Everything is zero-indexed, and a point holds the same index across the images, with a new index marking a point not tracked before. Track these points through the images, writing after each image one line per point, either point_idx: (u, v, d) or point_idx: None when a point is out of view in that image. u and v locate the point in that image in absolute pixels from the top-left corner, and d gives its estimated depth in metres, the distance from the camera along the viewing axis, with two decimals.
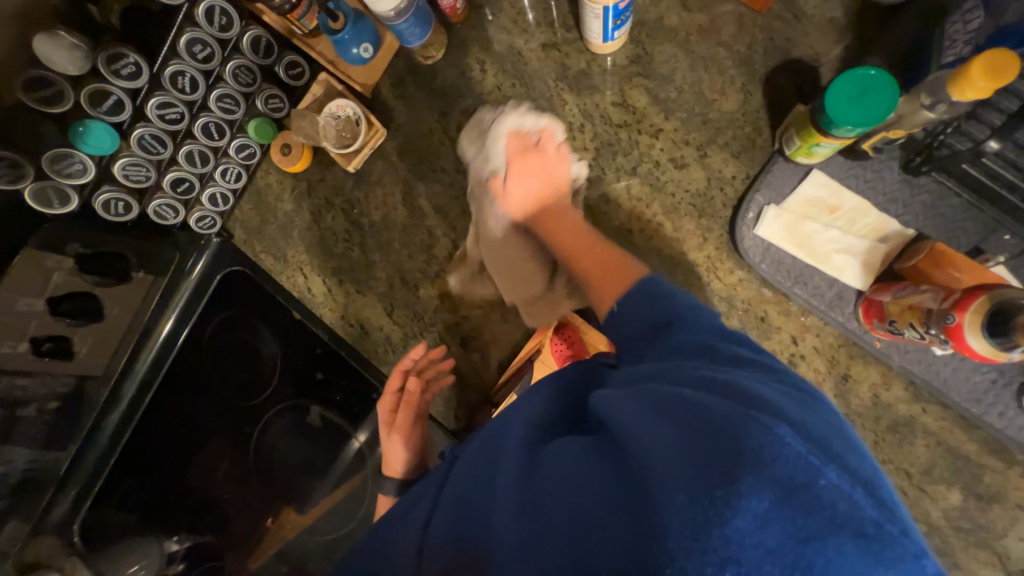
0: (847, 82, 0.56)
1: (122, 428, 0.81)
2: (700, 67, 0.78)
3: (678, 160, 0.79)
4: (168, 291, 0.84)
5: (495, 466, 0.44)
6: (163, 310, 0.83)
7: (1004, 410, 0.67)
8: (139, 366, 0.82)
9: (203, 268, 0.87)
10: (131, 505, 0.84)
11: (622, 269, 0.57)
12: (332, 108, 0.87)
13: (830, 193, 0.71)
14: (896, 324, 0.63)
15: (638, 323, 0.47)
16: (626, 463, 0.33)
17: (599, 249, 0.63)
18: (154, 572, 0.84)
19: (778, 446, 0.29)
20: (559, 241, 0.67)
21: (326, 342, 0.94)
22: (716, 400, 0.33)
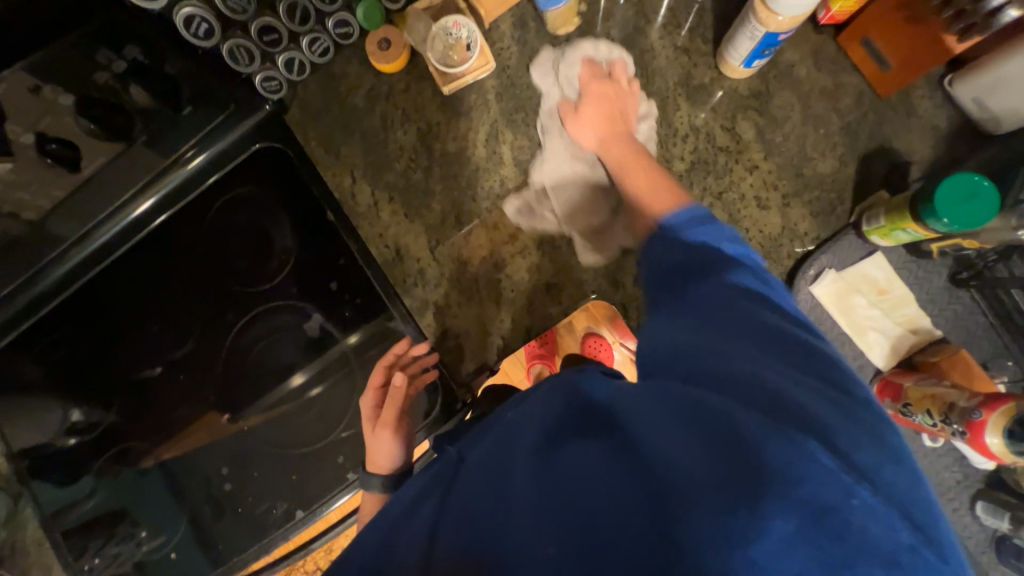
0: (956, 183, 0.61)
1: (75, 280, 0.77)
2: (809, 124, 0.82)
3: (761, 201, 0.82)
4: (159, 175, 0.76)
5: (509, 441, 0.43)
6: (150, 187, 0.76)
7: (958, 508, 0.75)
8: (107, 232, 0.76)
9: (204, 163, 0.77)
10: (53, 357, 0.82)
11: (671, 192, 0.62)
12: (448, 23, 0.82)
13: (885, 276, 0.77)
14: (910, 407, 0.69)
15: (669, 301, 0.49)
16: (651, 461, 0.33)
17: (655, 174, 0.68)
18: (49, 436, 0.83)
19: (804, 468, 0.30)
20: (616, 154, 0.74)
21: (354, 254, 0.85)
22: (742, 412, 0.34)
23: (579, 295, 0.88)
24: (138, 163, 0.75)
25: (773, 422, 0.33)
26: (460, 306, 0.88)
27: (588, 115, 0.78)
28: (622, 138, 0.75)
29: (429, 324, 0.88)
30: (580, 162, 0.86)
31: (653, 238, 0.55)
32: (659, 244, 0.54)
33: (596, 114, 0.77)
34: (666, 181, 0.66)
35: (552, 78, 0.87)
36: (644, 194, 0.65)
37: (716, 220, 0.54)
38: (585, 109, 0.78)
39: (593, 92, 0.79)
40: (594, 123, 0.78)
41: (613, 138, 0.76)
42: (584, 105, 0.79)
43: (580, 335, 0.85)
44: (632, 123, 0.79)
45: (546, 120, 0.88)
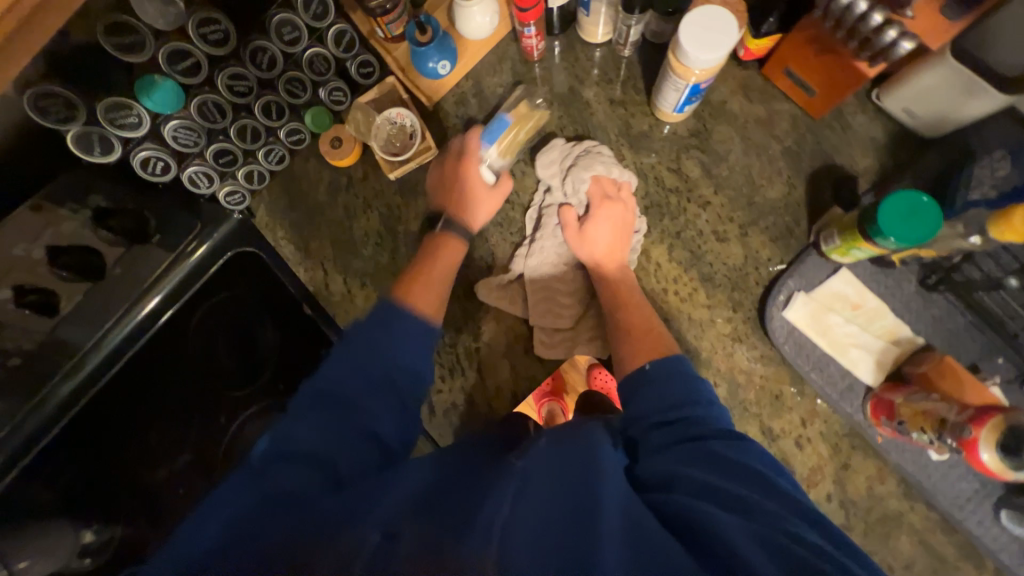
0: (899, 201, 0.62)
1: (88, 388, 0.76)
2: (752, 153, 0.84)
3: (720, 234, 0.83)
4: (164, 270, 0.79)
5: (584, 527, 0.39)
6: (153, 287, 0.79)
7: (982, 519, 0.72)
8: (114, 337, 0.77)
9: (206, 251, 0.82)
10: (66, 476, 0.77)
11: (663, 344, 0.67)
12: (391, 113, 0.85)
13: (855, 291, 0.77)
14: (905, 425, 0.68)
15: (698, 441, 0.50)
16: None
17: (643, 312, 0.73)
18: (57, 563, 0.75)
19: None
20: (609, 277, 0.77)
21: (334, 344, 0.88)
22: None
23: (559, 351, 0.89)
24: (135, 275, 0.77)
25: None
26: (444, 380, 0.88)
27: (591, 233, 0.80)
28: (619, 267, 0.78)
29: None
30: (563, 268, 0.86)
31: (659, 366, 0.59)
32: (653, 389, 0.57)
33: (598, 236, 0.79)
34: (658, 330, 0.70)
35: (561, 172, 0.86)
36: (637, 334, 0.69)
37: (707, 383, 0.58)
38: (590, 227, 0.80)
39: (600, 209, 0.81)
40: (600, 242, 0.79)
41: (612, 266, 0.79)
42: (594, 224, 0.80)
43: (584, 368, 0.88)
44: (628, 249, 0.81)
45: (547, 217, 0.87)
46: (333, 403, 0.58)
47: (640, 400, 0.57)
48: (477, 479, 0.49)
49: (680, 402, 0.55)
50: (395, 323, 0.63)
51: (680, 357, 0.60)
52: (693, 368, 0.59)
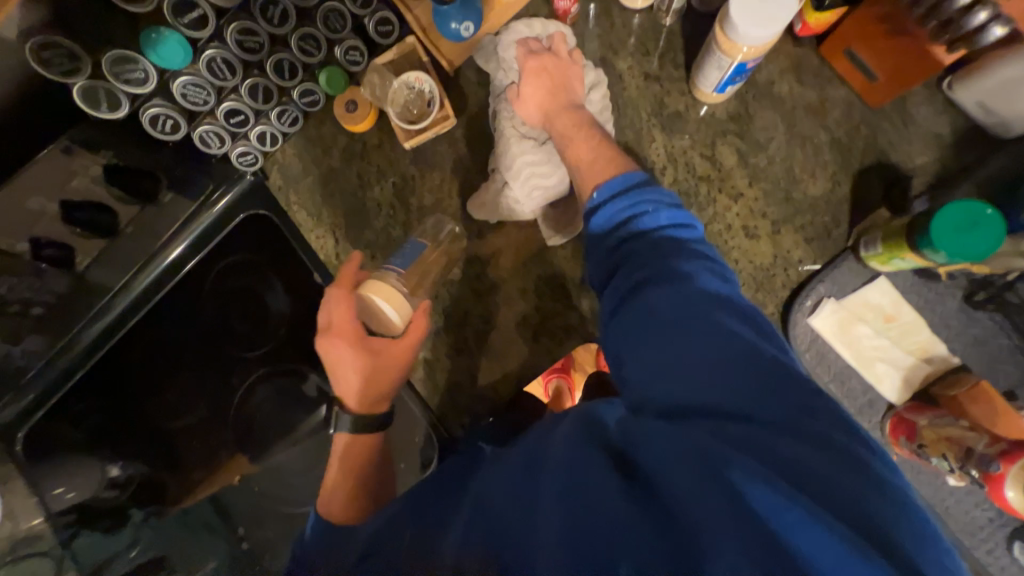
0: (956, 210, 0.56)
1: (111, 335, 0.79)
2: (796, 143, 0.76)
3: (750, 230, 0.77)
4: (185, 224, 0.80)
5: (533, 465, 0.43)
6: (173, 240, 0.80)
7: (992, 548, 0.69)
8: (139, 283, 0.79)
9: (227, 207, 0.82)
10: (89, 421, 0.81)
11: (608, 163, 0.61)
12: (409, 78, 0.81)
13: (890, 302, 0.71)
14: (925, 449, 0.65)
15: (641, 313, 0.46)
16: (680, 520, 0.34)
17: (600, 144, 0.64)
18: (89, 492, 0.80)
19: (817, 544, 0.31)
20: (560, 124, 0.69)
21: None
22: (758, 471, 0.34)
23: (568, 338, 0.86)
24: (152, 229, 0.79)
25: (797, 491, 0.33)
26: (448, 359, 0.87)
27: (530, 93, 0.71)
28: (566, 108, 0.69)
29: (419, 380, 0.87)
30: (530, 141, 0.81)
31: (592, 209, 0.57)
32: (630, 250, 0.52)
33: (536, 90, 0.70)
34: (610, 151, 0.63)
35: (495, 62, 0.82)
36: (583, 168, 0.63)
37: (664, 196, 0.55)
38: (525, 87, 0.71)
39: (532, 68, 0.71)
40: (538, 103, 0.71)
41: (562, 109, 0.70)
42: (526, 83, 0.72)
43: (593, 348, 0.84)
44: (579, 92, 0.73)
45: (497, 102, 0.83)
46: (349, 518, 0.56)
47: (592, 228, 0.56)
48: (453, 487, 0.51)
49: (638, 256, 0.51)
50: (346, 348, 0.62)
51: (637, 190, 0.55)
52: (641, 178, 0.56)
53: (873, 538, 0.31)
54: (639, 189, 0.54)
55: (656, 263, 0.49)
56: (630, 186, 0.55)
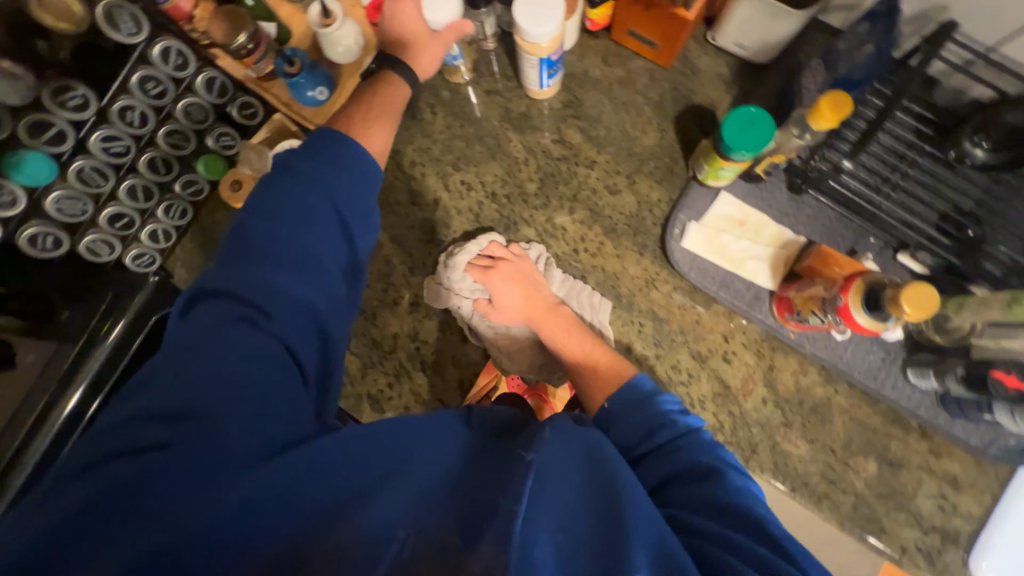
0: (738, 116, 0.70)
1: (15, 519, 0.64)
2: (622, 110, 0.91)
3: (612, 187, 0.89)
4: (81, 357, 0.71)
5: (585, 512, 0.43)
6: (70, 382, 0.70)
7: (895, 383, 0.78)
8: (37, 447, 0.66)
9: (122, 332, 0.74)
10: None
11: (613, 361, 0.72)
12: (284, 147, 0.89)
13: (737, 210, 0.84)
14: (802, 313, 0.75)
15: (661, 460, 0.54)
16: None
17: (599, 345, 0.76)
18: None
19: None
20: (550, 328, 0.81)
21: None
22: None
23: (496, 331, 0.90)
24: (57, 363, 0.70)
25: None
26: (391, 387, 0.89)
27: (510, 304, 0.84)
28: (555, 314, 0.82)
29: (368, 416, 0.88)
30: (511, 334, 0.88)
31: (612, 402, 0.61)
32: (626, 414, 0.59)
33: (518, 304, 0.83)
34: (610, 353, 0.75)
35: (450, 292, 0.88)
36: (594, 367, 0.73)
37: (667, 395, 0.60)
38: (499, 297, 0.84)
39: (496, 281, 0.84)
40: (517, 302, 0.83)
41: (547, 312, 0.82)
42: (501, 291, 0.84)
43: None
44: (546, 285, 0.85)
45: (464, 305, 0.87)
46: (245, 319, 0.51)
47: (613, 432, 0.59)
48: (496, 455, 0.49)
49: (653, 427, 0.57)
50: (342, 163, 0.59)
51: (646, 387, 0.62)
52: (652, 386, 0.61)
53: None
54: (649, 390, 0.60)
55: (663, 426, 0.57)
56: (651, 397, 0.60)
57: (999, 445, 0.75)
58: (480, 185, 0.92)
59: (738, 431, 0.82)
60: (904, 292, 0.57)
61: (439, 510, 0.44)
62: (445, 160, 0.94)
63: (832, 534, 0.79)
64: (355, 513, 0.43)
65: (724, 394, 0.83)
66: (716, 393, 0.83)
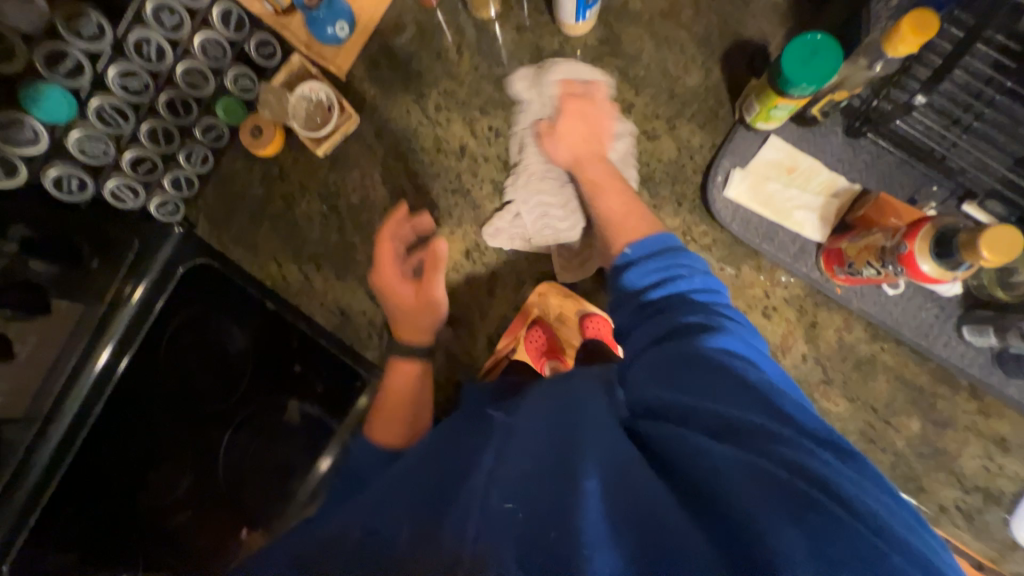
0: (797, 47, 0.63)
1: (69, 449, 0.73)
2: (663, 47, 0.84)
3: (649, 133, 0.84)
4: (108, 316, 0.76)
5: (537, 444, 0.46)
6: (101, 338, 0.75)
7: (948, 341, 0.74)
8: (74, 396, 0.73)
9: (144, 295, 0.78)
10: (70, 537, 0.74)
11: (639, 218, 0.66)
12: (304, 90, 0.85)
13: (787, 155, 0.78)
14: (854, 265, 0.70)
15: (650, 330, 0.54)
16: (687, 483, 0.40)
17: (630, 201, 0.71)
18: None
19: (787, 484, 0.36)
20: (593, 173, 0.75)
21: (305, 333, 0.90)
22: (722, 445, 0.40)
23: (524, 284, 0.87)
24: (89, 314, 0.75)
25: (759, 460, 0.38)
26: None
27: (565, 132, 0.77)
28: (599, 161, 0.76)
29: None
30: (548, 184, 0.85)
31: (621, 264, 0.61)
32: (624, 292, 0.59)
33: (573, 133, 0.77)
34: (639, 210, 0.69)
35: (527, 89, 0.85)
36: (611, 214, 0.69)
37: (674, 254, 0.59)
38: (561, 126, 0.77)
39: (569, 108, 0.78)
40: (574, 139, 0.77)
41: (593, 143, 0.77)
42: (563, 121, 0.78)
43: (579, 317, 0.85)
44: (609, 143, 0.79)
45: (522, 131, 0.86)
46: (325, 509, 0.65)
47: (618, 303, 0.60)
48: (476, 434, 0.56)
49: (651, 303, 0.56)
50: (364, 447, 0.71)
51: (669, 254, 0.59)
52: (659, 241, 0.60)
53: (820, 479, 0.37)
54: (655, 248, 0.59)
55: (660, 305, 0.55)
56: (651, 255, 0.60)
57: None
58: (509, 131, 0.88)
59: None
60: (984, 235, 0.52)
61: (410, 497, 0.50)
62: (472, 105, 0.89)
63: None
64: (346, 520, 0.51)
65: None
66: None
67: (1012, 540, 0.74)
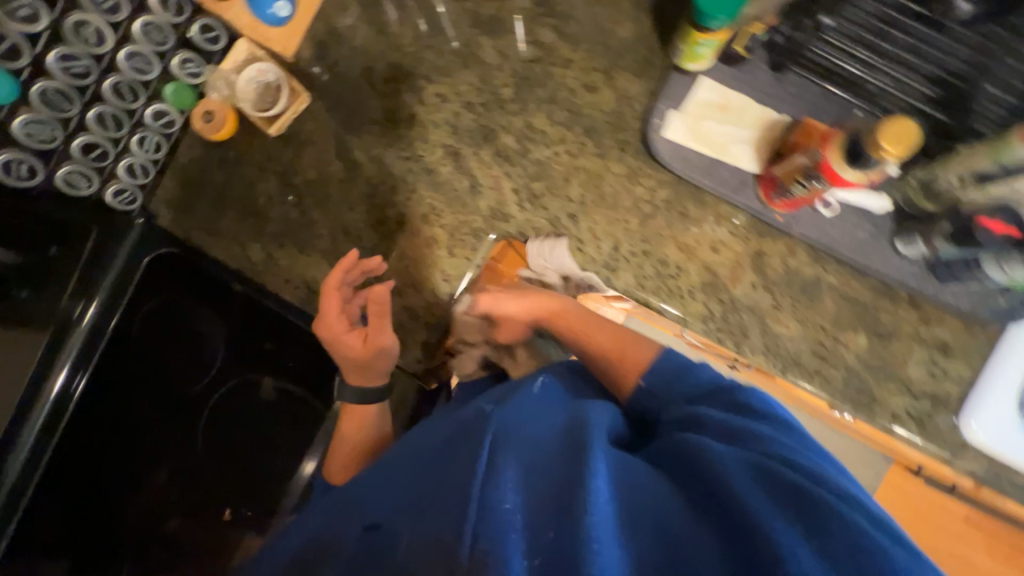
0: None
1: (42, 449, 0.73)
2: (596, 3, 0.87)
3: (589, 86, 0.87)
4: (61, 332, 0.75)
5: (535, 430, 0.41)
6: (57, 358, 0.74)
7: (884, 255, 0.78)
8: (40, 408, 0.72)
9: (96, 316, 0.77)
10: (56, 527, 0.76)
11: (638, 347, 0.64)
12: (251, 72, 0.89)
13: (719, 94, 0.81)
14: (787, 186, 0.73)
15: (673, 389, 0.56)
16: (721, 495, 0.37)
17: (618, 334, 0.67)
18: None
19: (811, 491, 0.36)
20: (569, 324, 0.70)
21: (276, 309, 0.92)
22: (743, 460, 0.39)
23: (482, 243, 0.89)
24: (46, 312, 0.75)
25: (785, 482, 0.37)
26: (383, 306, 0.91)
27: (512, 305, 0.73)
28: (575, 313, 0.71)
29: None
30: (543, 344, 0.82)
31: (652, 364, 0.60)
32: (657, 375, 0.58)
33: (527, 306, 0.72)
34: (635, 342, 0.65)
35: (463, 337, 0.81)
36: (613, 358, 0.64)
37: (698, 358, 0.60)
38: (508, 303, 0.72)
39: (488, 299, 0.74)
40: (525, 314, 0.72)
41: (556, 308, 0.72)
42: (501, 307, 0.73)
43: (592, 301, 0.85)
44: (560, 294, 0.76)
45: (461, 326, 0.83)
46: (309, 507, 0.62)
47: (645, 377, 0.59)
48: (464, 410, 0.52)
49: (675, 376, 0.57)
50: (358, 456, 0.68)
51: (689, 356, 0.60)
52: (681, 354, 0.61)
53: (844, 497, 0.36)
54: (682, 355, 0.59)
55: (693, 380, 0.55)
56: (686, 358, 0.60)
57: (988, 304, 0.75)
58: (455, 96, 0.90)
59: (728, 317, 0.83)
60: (881, 133, 0.56)
61: (396, 488, 0.47)
62: (418, 75, 0.91)
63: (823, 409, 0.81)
64: (344, 520, 0.50)
65: (713, 282, 0.83)
66: (705, 283, 0.83)
67: (959, 438, 0.77)
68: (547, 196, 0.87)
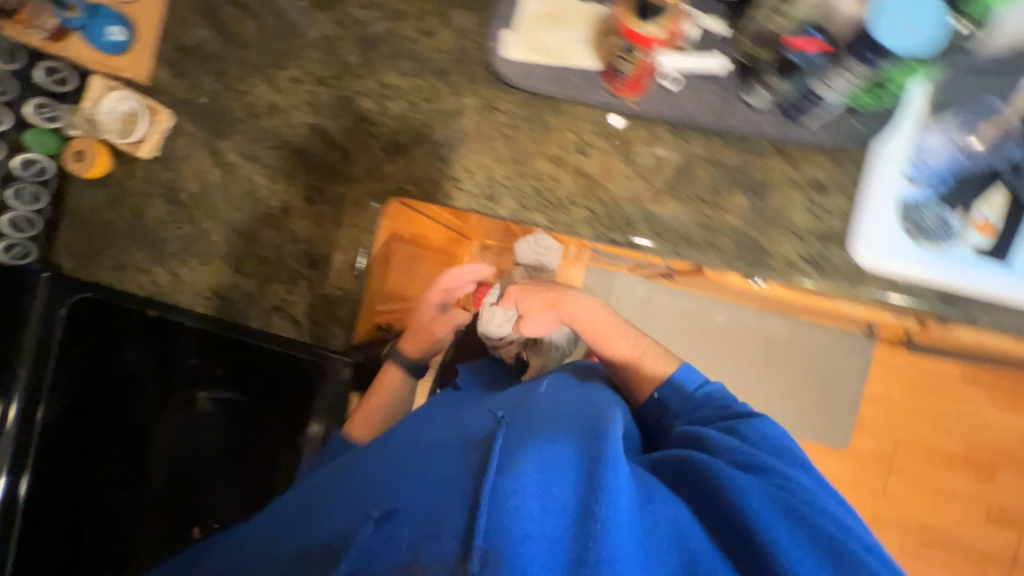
0: None
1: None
2: None
3: (427, 31, 0.88)
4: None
5: (549, 428, 0.61)
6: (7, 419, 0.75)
7: (738, 111, 0.78)
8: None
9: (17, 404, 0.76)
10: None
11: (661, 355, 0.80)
12: (109, 103, 0.91)
13: (544, 3, 0.83)
14: (618, 70, 0.76)
15: (697, 404, 0.73)
16: (741, 532, 0.53)
17: (635, 340, 0.81)
18: None
19: (824, 521, 0.53)
20: (581, 316, 0.83)
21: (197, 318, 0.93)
22: (745, 480, 0.57)
23: (367, 207, 0.91)
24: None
25: (791, 514, 0.54)
26: (292, 292, 0.92)
27: (528, 305, 0.86)
28: (586, 307, 0.84)
29: (283, 325, 0.93)
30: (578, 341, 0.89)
31: (666, 383, 0.76)
32: (671, 391, 0.75)
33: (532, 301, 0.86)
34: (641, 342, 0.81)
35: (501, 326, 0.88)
36: (629, 359, 0.79)
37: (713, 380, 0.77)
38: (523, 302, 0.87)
39: (518, 293, 0.88)
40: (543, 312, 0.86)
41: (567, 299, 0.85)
42: (522, 305, 0.87)
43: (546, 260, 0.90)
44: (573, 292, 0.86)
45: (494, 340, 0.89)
46: (344, 466, 0.73)
47: (666, 392, 0.76)
48: (479, 415, 0.73)
49: (699, 409, 0.72)
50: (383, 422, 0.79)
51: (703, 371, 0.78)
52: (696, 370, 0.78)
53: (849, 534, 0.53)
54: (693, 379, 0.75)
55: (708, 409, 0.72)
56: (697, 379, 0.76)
57: (844, 131, 0.77)
58: (308, 76, 0.92)
59: (612, 214, 0.84)
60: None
61: (431, 472, 0.63)
62: (268, 65, 0.93)
63: (739, 286, 0.85)
64: (375, 495, 0.62)
65: (589, 184, 0.84)
66: (581, 186, 0.84)
67: (855, 267, 0.78)
68: (415, 146, 0.89)
